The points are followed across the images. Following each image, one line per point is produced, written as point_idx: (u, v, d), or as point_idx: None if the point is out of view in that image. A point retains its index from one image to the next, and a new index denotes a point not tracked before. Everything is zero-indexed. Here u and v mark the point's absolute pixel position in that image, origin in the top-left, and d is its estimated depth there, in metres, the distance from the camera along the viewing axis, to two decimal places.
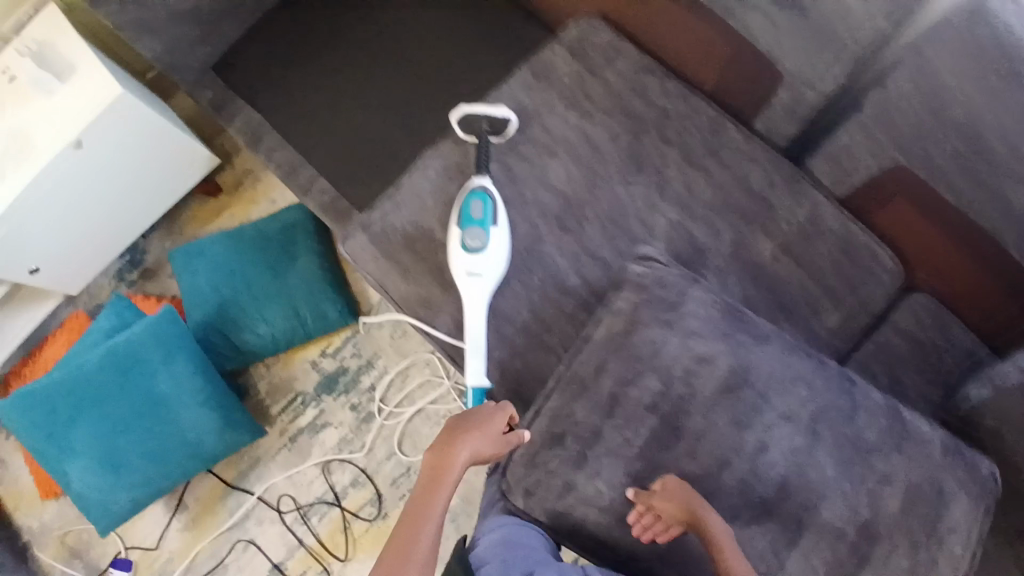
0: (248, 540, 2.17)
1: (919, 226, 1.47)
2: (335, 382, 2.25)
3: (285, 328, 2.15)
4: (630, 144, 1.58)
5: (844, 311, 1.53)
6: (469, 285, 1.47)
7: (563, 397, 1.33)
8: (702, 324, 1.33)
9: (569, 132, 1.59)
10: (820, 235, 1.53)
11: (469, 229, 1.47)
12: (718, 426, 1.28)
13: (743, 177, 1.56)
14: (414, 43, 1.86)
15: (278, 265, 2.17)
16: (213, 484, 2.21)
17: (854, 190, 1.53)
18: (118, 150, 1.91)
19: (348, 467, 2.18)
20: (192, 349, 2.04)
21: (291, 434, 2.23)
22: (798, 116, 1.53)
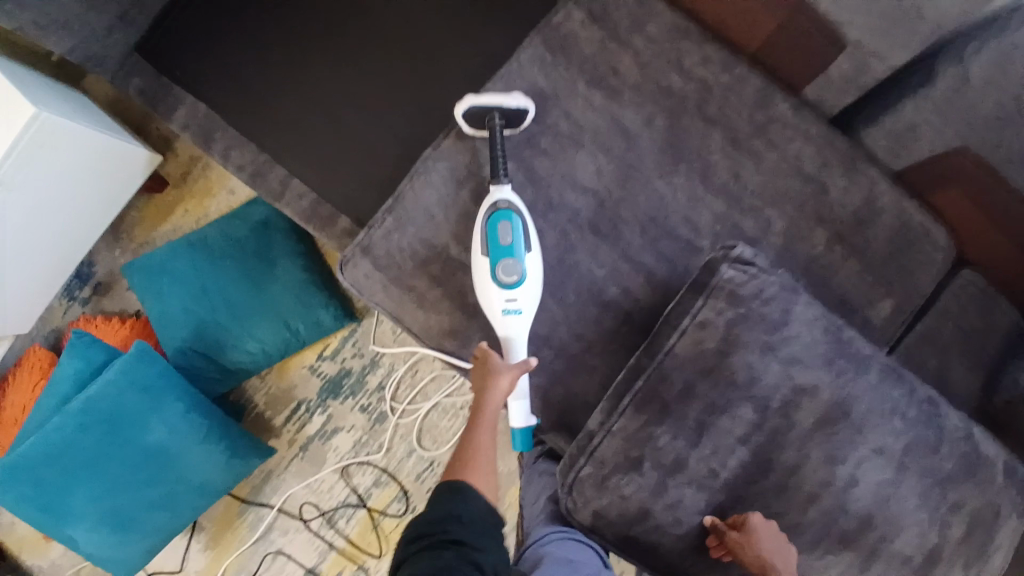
0: (278, 552, 1.97)
1: (981, 219, 1.37)
2: (341, 384, 1.99)
3: (277, 342, 1.87)
4: (667, 128, 1.41)
5: (896, 297, 1.40)
6: (506, 321, 1.29)
7: (639, 408, 1.23)
8: (806, 350, 1.22)
9: (597, 118, 1.41)
10: (876, 218, 1.40)
11: (499, 260, 1.27)
12: (813, 460, 1.20)
13: (796, 159, 1.41)
14: (395, 31, 1.63)
15: (258, 273, 1.86)
16: (226, 500, 1.99)
17: (912, 166, 1.40)
18: (68, 178, 1.62)
19: (366, 470, 1.95)
20: (179, 385, 1.73)
21: (301, 443, 2.00)
22: (856, 87, 1.35)
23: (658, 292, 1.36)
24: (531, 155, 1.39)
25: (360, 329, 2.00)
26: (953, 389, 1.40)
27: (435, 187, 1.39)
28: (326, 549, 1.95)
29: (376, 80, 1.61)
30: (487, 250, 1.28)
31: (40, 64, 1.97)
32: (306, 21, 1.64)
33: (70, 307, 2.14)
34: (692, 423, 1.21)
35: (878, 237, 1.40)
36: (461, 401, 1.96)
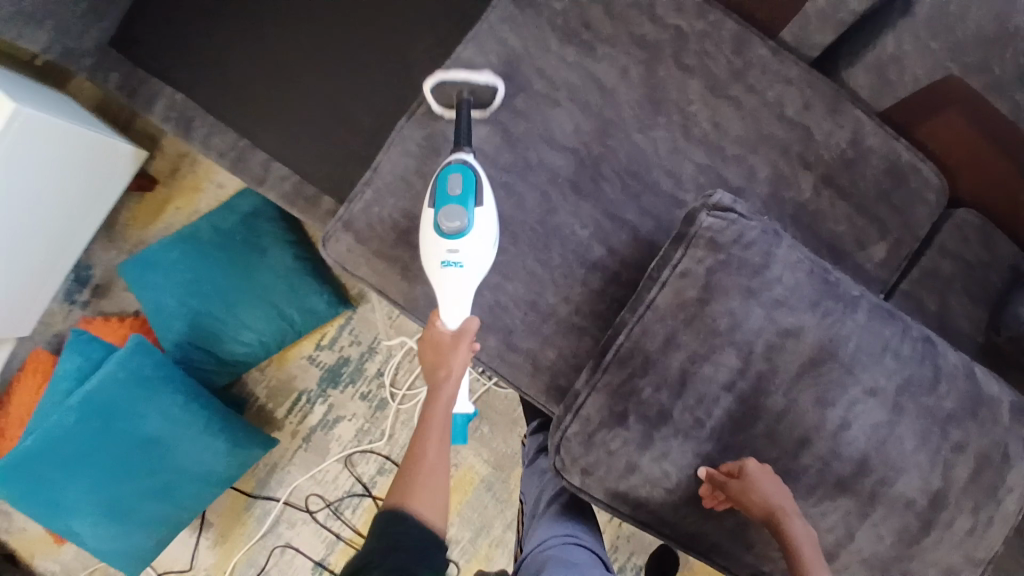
0: (283, 546, 1.85)
1: (970, 138, 1.36)
2: (342, 372, 1.88)
3: (270, 330, 1.75)
4: (644, 77, 1.33)
5: (890, 241, 1.39)
6: (443, 275, 1.16)
7: (620, 363, 1.17)
8: (789, 292, 1.16)
9: (571, 74, 1.31)
10: (865, 158, 1.38)
11: (441, 207, 1.15)
12: (805, 406, 1.14)
13: (777, 101, 1.36)
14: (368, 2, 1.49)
15: (246, 258, 1.74)
16: (233, 494, 1.86)
17: (900, 102, 1.38)
18: (38, 180, 1.47)
19: (371, 459, 1.85)
20: (177, 374, 1.64)
21: (303, 434, 1.88)
22: (835, 25, 1.33)
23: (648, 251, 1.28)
24: (507, 112, 1.29)
25: (357, 315, 1.89)
26: (953, 325, 1.40)
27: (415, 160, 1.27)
28: (331, 539, 1.84)
29: (352, 32, 1.49)
30: (433, 204, 1.16)
31: (20, 66, 1.81)
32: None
33: (71, 311, 1.94)
34: (655, 353, 1.16)
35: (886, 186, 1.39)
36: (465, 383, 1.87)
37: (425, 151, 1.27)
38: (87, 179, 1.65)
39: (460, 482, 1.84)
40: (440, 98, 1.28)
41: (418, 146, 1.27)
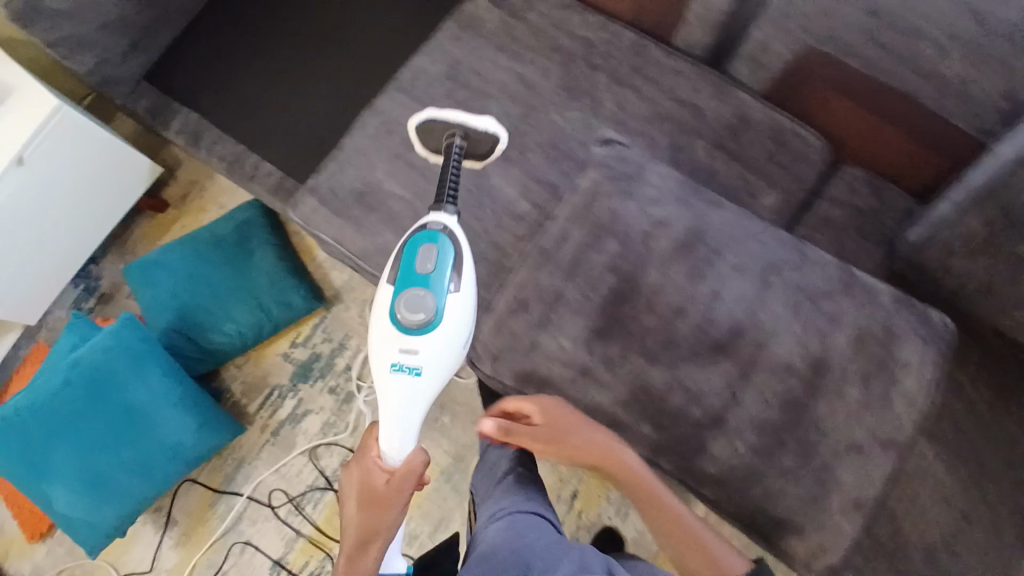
0: (244, 543, 1.71)
1: (846, 104, 1.24)
2: (313, 369, 1.81)
3: (253, 325, 1.73)
4: (561, 75, 1.36)
5: (782, 190, 1.29)
6: (388, 383, 0.98)
7: (518, 287, 1.14)
8: (659, 189, 1.16)
9: (501, 73, 1.37)
10: (750, 123, 1.30)
11: (399, 299, 0.96)
12: (676, 281, 1.09)
13: (670, 88, 1.33)
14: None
15: (239, 258, 1.76)
16: (200, 490, 1.75)
17: (777, 80, 1.28)
18: (72, 171, 1.60)
19: (330, 444, 1.75)
20: (160, 351, 1.61)
21: (273, 428, 1.78)
22: (710, 27, 1.30)
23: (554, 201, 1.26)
24: (439, 68, 1.38)
25: (332, 313, 1.83)
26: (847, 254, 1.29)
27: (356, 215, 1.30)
28: (292, 543, 1.70)
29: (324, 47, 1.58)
30: (394, 282, 1.00)
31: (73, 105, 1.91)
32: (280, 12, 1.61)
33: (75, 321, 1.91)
34: (550, 286, 1.13)
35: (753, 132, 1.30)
36: None
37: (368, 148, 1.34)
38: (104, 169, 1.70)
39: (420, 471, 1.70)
40: (426, 139, 1.20)
41: (349, 150, 1.35)
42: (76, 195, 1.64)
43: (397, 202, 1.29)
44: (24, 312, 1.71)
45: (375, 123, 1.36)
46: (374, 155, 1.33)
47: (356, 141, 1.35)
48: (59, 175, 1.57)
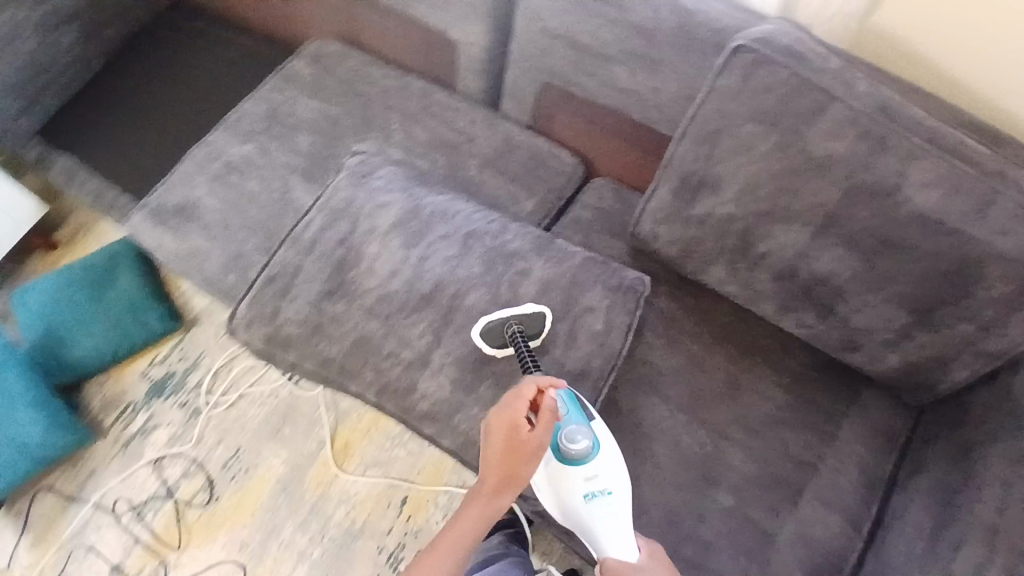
0: (86, 550, 1.24)
1: (749, 419, 0.92)
2: (168, 387, 1.34)
3: (107, 346, 1.30)
4: (719, 247, 0.87)
5: (724, 532, 0.86)
6: (595, 520, 0.74)
7: (382, 393, 0.80)
8: (674, 464, 0.89)
9: (594, 311, 0.83)
10: (717, 454, 0.89)
11: (557, 440, 0.73)
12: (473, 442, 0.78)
13: (776, 406, 0.92)
14: (788, 285, 0.85)
15: (130, 319, 1.31)
16: (53, 498, 1.29)
17: (765, 366, 0.95)
18: None
19: (180, 460, 1.28)
20: (86, 308, 1.30)
21: (125, 442, 1.31)
22: (781, 526, 0.87)
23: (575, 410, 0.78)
24: (568, 65, 0.98)
25: (190, 336, 1.37)
26: None
27: (236, 191, 1.05)
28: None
29: (691, 250, 0.89)
30: None
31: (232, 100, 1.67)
32: (570, 123, 1.06)
33: None
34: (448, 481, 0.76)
35: (853, 470, 0.90)
36: (373, 498, 1.25)
37: (445, 140, 1.09)
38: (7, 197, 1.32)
39: (247, 488, 1.25)
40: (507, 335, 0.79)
41: (384, 104, 1.12)
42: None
43: (408, 322, 0.80)
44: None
45: (443, 96, 1.13)
46: (417, 128, 1.10)
47: (443, 101, 1.12)
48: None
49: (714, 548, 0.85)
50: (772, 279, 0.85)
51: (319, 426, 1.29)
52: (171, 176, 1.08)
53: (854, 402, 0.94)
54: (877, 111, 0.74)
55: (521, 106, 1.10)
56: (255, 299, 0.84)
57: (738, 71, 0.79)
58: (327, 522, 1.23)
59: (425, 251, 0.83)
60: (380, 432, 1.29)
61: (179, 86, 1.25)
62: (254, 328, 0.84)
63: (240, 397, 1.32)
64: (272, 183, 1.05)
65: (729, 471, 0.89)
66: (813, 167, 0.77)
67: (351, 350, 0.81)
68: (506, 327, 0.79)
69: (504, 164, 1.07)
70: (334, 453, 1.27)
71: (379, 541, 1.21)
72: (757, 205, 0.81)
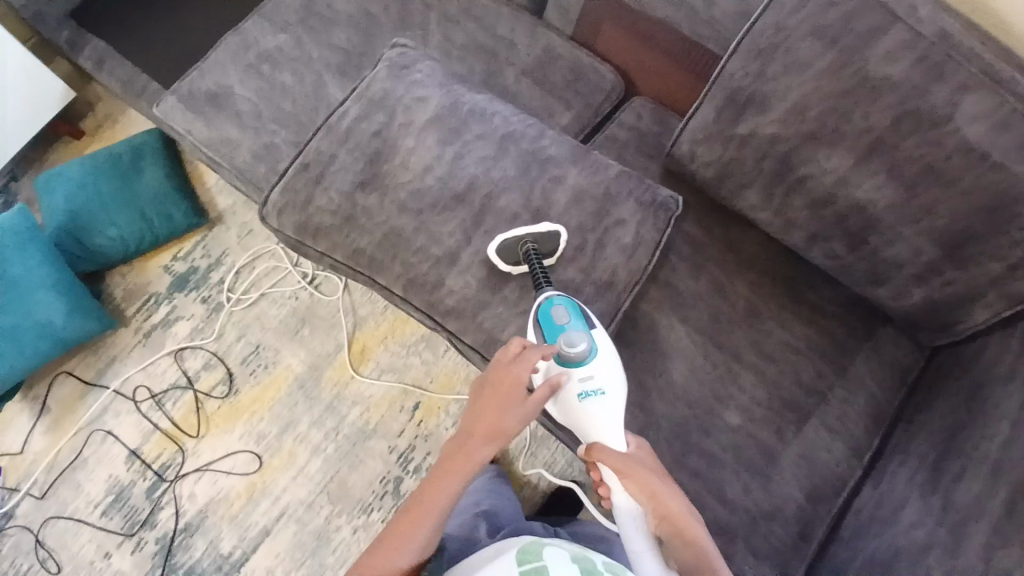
0: (106, 434, 1.29)
1: (769, 345, 0.92)
2: (191, 282, 1.36)
3: (131, 237, 1.31)
4: (758, 169, 0.85)
5: (731, 450, 0.88)
6: (588, 418, 0.74)
7: (408, 286, 0.81)
8: (688, 383, 0.90)
9: (626, 222, 0.82)
10: (731, 377, 0.90)
11: (555, 343, 0.74)
12: (495, 341, 0.79)
13: (795, 336, 0.92)
14: (824, 211, 0.83)
15: (153, 211, 1.31)
16: (74, 381, 1.33)
17: (790, 294, 0.94)
18: None
19: (202, 353, 1.32)
20: (111, 198, 1.30)
21: (147, 332, 1.34)
22: (786, 450, 0.89)
23: (599, 318, 0.79)
24: None
25: (213, 234, 1.38)
26: None
27: (270, 82, 1.03)
28: (144, 470, 1.27)
29: (729, 171, 0.87)
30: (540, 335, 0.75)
31: None
32: (615, 37, 1.03)
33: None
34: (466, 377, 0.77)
35: (864, 404, 0.91)
36: (386, 401, 1.28)
37: (486, 46, 1.06)
38: (29, 81, 1.30)
39: (268, 382, 1.30)
40: (520, 250, 0.79)
41: (424, 4, 1.09)
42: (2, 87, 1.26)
43: (440, 219, 0.80)
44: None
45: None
46: (455, 30, 1.07)
47: (485, 6, 1.09)
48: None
49: (717, 464, 0.87)
50: (809, 204, 0.84)
51: (338, 330, 1.32)
52: (203, 62, 1.06)
53: (876, 336, 0.94)
54: (936, 38, 0.72)
55: (567, 17, 1.06)
56: (288, 186, 0.84)
57: None
58: (342, 420, 1.27)
59: (461, 150, 0.82)
60: (399, 339, 1.32)
61: None
62: (285, 214, 0.84)
63: (260, 297, 1.34)
64: (307, 77, 1.04)
65: (739, 394, 0.90)
66: (868, 90, 0.75)
67: (381, 242, 0.81)
68: (520, 244, 0.78)
69: (543, 75, 1.05)
70: (353, 356, 1.31)
71: (391, 442, 1.26)
72: (804, 126, 0.80)
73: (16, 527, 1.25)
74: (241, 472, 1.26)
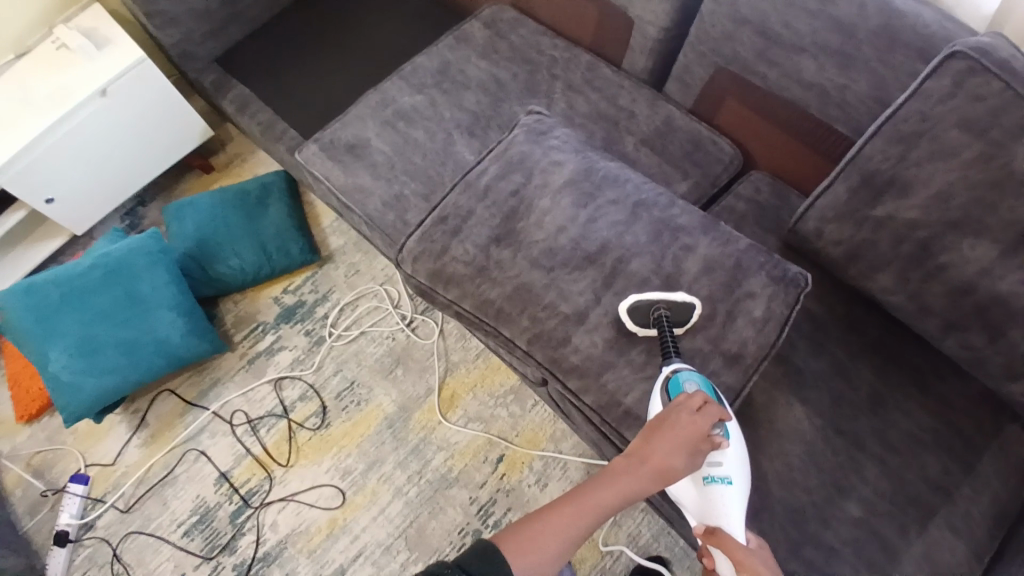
0: (199, 453, 1.34)
1: (893, 432, 0.88)
2: (298, 314, 1.43)
3: (250, 267, 1.40)
4: (891, 253, 0.85)
5: (850, 542, 0.83)
6: (710, 503, 0.74)
7: (534, 340, 0.83)
8: (805, 464, 0.87)
9: (754, 295, 0.82)
10: (852, 463, 0.87)
11: None
12: (618, 403, 0.79)
13: (921, 425, 0.89)
14: (961, 300, 0.81)
15: (274, 246, 1.41)
16: (175, 399, 1.39)
17: (916, 382, 0.91)
18: (129, 130, 1.36)
19: (300, 384, 1.37)
20: (237, 229, 1.40)
21: (252, 358, 1.41)
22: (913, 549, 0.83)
23: (724, 389, 0.79)
24: (751, 54, 0.97)
25: (323, 271, 1.46)
26: None
27: (404, 137, 1.10)
28: (230, 493, 1.30)
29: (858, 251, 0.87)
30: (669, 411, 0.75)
31: None
32: (736, 114, 1.06)
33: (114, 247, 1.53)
34: None
35: (998, 507, 0.85)
36: (471, 450, 1.28)
37: (608, 115, 1.11)
38: (173, 121, 1.42)
39: (358, 419, 1.33)
40: (650, 316, 0.80)
41: (551, 73, 1.15)
42: (149, 124, 1.38)
43: (571, 278, 0.83)
44: (75, 218, 1.40)
45: (608, 72, 1.14)
46: (578, 98, 1.13)
47: (608, 77, 1.14)
48: (141, 112, 1.35)
49: (835, 554, 0.83)
50: (945, 291, 0.82)
51: (430, 374, 1.35)
52: (344, 115, 1.15)
53: (1012, 436, 0.89)
54: None
55: (688, 92, 1.10)
56: (426, 236, 0.89)
57: (952, 76, 0.76)
58: (426, 465, 1.28)
59: (595, 213, 0.85)
60: (490, 388, 1.33)
61: (354, 35, 1.31)
62: (420, 261, 0.89)
63: (361, 335, 1.39)
64: (438, 134, 1.10)
65: (858, 481, 0.86)
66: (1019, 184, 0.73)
67: (511, 296, 0.84)
68: (651, 309, 0.80)
69: (662, 145, 1.08)
70: (442, 401, 1.32)
71: (472, 493, 1.25)
72: (945, 213, 0.79)
73: (96, 537, 1.28)
74: (324, 506, 1.27)
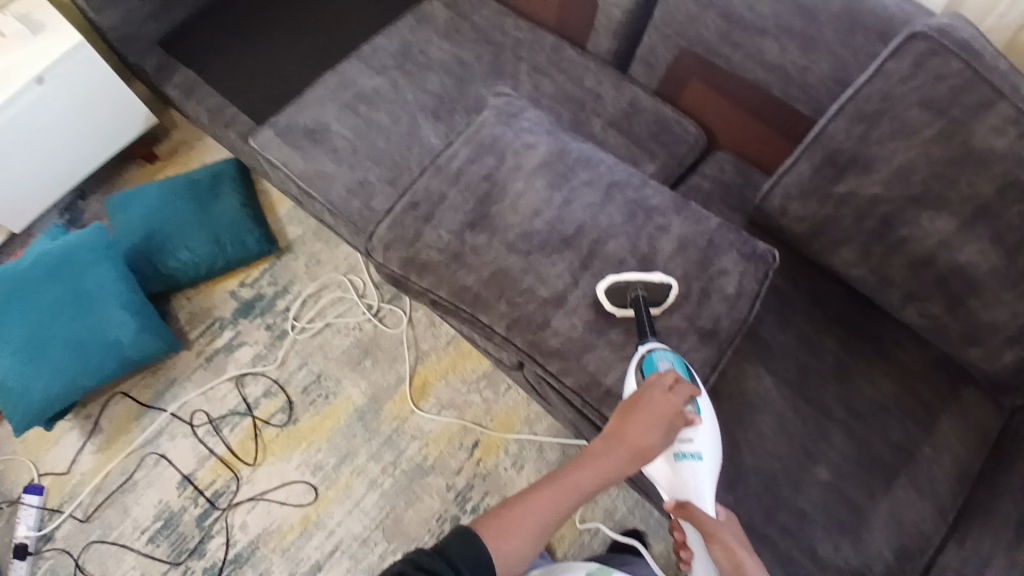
0: (159, 457, 1.28)
1: (856, 398, 0.93)
2: (257, 307, 1.38)
3: (203, 260, 1.33)
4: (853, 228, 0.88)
5: (819, 505, 0.87)
6: (681, 479, 0.74)
7: (512, 325, 0.82)
8: (776, 433, 0.90)
9: (727, 273, 0.84)
10: (819, 430, 0.91)
11: None
12: (599, 384, 0.79)
13: (881, 390, 0.93)
14: (918, 270, 0.86)
15: (229, 237, 1.35)
16: (129, 402, 1.32)
17: (874, 350, 0.96)
18: (67, 121, 1.26)
19: (264, 379, 1.32)
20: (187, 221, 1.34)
21: (210, 355, 1.35)
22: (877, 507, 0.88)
23: (701, 366, 0.80)
24: (715, 35, 0.98)
25: (282, 262, 1.41)
26: None
27: (367, 121, 1.07)
28: (196, 496, 1.25)
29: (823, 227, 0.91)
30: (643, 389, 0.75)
31: None
32: (700, 95, 1.07)
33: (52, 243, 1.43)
34: None
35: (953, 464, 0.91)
36: (446, 438, 1.27)
37: (575, 96, 1.10)
38: (115, 109, 1.33)
39: (327, 412, 1.29)
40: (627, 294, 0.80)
41: (515, 55, 1.13)
42: (88, 112, 1.29)
43: (548, 262, 0.82)
44: (10, 215, 1.30)
45: (573, 53, 1.14)
46: (544, 80, 1.12)
47: (573, 58, 1.13)
48: (80, 102, 1.26)
49: (806, 517, 0.87)
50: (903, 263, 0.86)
51: (400, 363, 1.33)
52: (302, 98, 1.10)
53: (962, 396, 0.94)
54: None
55: (652, 72, 1.11)
56: (398, 222, 0.87)
57: (911, 56, 0.79)
58: (401, 455, 1.26)
59: (570, 195, 0.85)
60: (462, 375, 1.32)
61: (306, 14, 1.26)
62: (393, 249, 0.86)
63: (326, 326, 1.36)
64: (402, 117, 1.07)
65: (826, 447, 0.90)
66: (972, 159, 0.77)
67: (488, 281, 0.83)
68: (629, 290, 0.80)
69: (629, 126, 1.08)
70: (413, 390, 1.30)
71: (449, 479, 1.24)
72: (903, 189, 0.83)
73: (53, 550, 1.21)
74: (296, 502, 1.23)
